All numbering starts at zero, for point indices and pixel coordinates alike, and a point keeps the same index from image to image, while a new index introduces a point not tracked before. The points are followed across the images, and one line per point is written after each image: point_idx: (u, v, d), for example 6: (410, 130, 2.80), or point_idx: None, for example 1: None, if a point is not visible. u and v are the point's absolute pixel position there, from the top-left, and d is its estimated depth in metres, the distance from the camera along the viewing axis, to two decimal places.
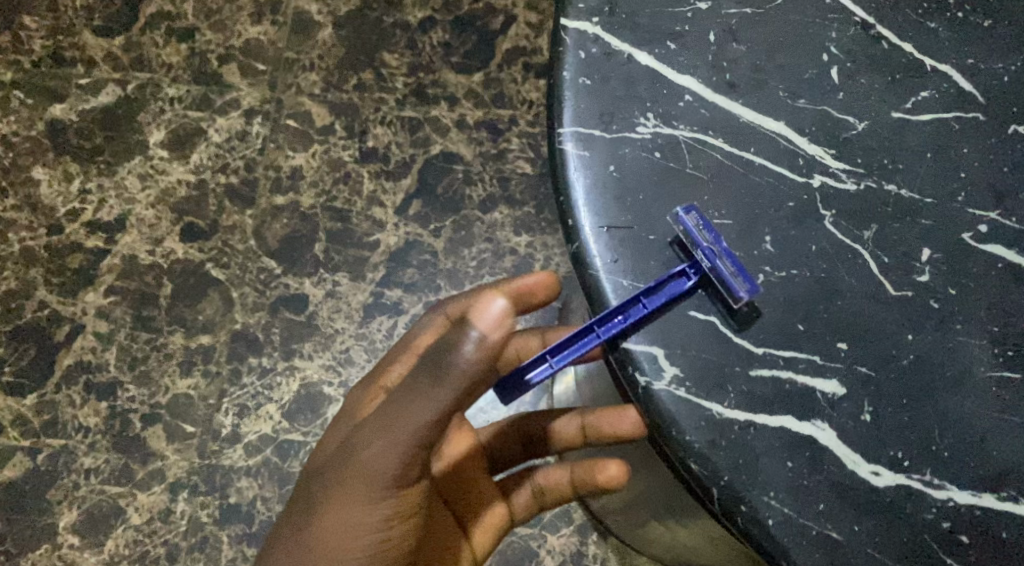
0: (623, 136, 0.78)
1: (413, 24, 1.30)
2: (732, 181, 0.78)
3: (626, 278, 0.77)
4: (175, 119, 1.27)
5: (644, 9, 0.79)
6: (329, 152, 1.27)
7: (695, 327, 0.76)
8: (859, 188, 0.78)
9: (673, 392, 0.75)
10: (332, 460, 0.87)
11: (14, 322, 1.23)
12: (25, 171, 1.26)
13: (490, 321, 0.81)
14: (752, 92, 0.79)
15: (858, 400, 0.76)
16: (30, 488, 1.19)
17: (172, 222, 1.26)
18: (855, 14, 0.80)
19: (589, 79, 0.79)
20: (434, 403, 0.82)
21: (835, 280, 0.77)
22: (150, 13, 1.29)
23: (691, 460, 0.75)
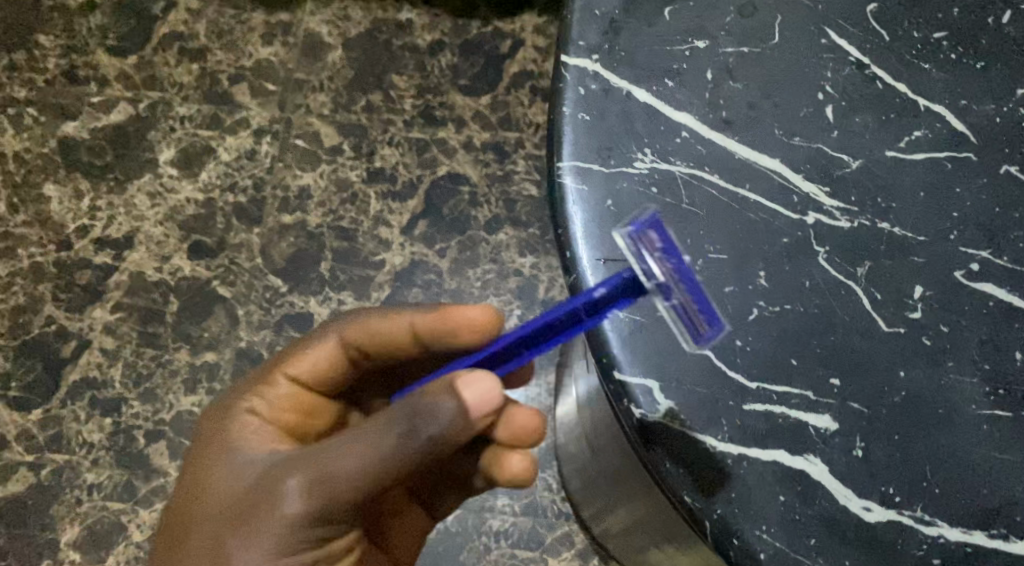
0: (621, 171, 0.76)
1: (422, 47, 1.31)
2: (727, 216, 0.76)
3: (623, 310, 0.74)
4: (185, 138, 1.28)
5: (644, 47, 0.78)
6: (337, 172, 1.28)
7: (689, 359, 0.74)
8: (852, 226, 0.76)
9: (666, 424, 0.73)
10: (236, 513, 0.82)
11: (22, 337, 1.25)
12: (36, 187, 1.27)
13: (470, 389, 0.78)
14: (748, 129, 0.77)
15: (851, 437, 0.74)
16: (33, 503, 1.21)
17: (180, 240, 1.27)
18: (849, 54, 0.78)
19: (587, 115, 0.77)
20: (376, 464, 0.79)
21: (828, 314, 0.75)
22: (163, 34, 1.30)
23: (685, 493, 0.73)
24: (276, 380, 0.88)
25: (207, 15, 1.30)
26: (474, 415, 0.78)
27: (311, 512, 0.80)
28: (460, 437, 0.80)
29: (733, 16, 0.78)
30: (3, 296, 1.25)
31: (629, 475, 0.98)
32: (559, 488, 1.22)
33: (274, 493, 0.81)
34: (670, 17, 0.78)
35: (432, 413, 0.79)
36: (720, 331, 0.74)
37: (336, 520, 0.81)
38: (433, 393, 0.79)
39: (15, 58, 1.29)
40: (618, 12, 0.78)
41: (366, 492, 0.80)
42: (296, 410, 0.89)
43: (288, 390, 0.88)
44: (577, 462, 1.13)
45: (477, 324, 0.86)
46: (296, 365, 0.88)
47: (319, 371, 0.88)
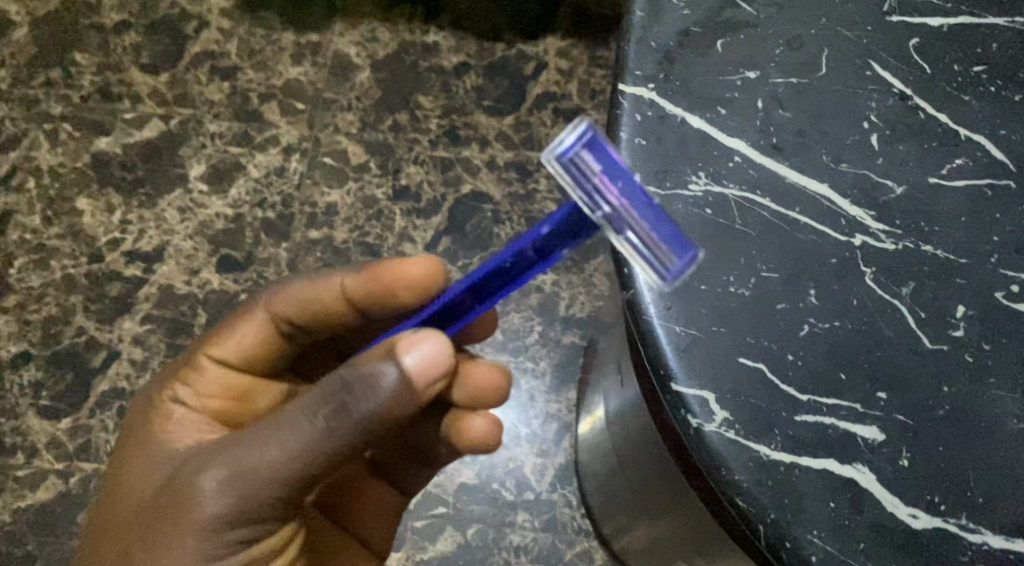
0: (676, 194, 0.77)
1: (448, 69, 1.33)
2: (778, 238, 0.77)
3: (678, 325, 0.75)
4: (216, 155, 1.31)
5: (696, 77, 0.79)
6: (363, 189, 1.31)
7: (742, 373, 0.75)
8: (897, 248, 0.77)
9: (722, 434, 0.74)
10: (162, 507, 0.88)
11: (52, 347, 1.27)
12: (69, 201, 1.29)
13: (412, 355, 0.84)
14: (799, 154, 0.78)
15: (897, 447, 0.75)
16: (61, 511, 1.23)
17: (209, 254, 1.29)
18: (894, 85, 0.79)
19: (644, 140, 0.78)
20: (300, 452, 0.84)
21: (875, 331, 0.76)
22: (195, 52, 1.33)
23: (739, 498, 0.73)
24: (204, 367, 0.97)
25: (238, 35, 1.33)
26: (413, 383, 0.84)
27: (231, 503, 0.85)
28: (394, 414, 0.85)
29: (782, 49, 0.79)
30: (36, 308, 1.27)
31: (656, 493, 0.98)
32: (579, 504, 1.24)
33: (196, 484, 0.86)
34: (722, 49, 0.79)
35: (365, 390, 0.84)
36: (773, 346, 0.75)
37: (262, 514, 0.86)
38: (365, 372, 0.84)
39: (50, 74, 1.31)
40: (674, 44, 0.79)
41: (290, 481, 0.85)
42: (228, 395, 0.97)
43: (216, 374, 0.97)
44: (602, 482, 1.13)
45: (418, 279, 0.93)
46: (225, 348, 0.97)
47: (247, 354, 0.97)
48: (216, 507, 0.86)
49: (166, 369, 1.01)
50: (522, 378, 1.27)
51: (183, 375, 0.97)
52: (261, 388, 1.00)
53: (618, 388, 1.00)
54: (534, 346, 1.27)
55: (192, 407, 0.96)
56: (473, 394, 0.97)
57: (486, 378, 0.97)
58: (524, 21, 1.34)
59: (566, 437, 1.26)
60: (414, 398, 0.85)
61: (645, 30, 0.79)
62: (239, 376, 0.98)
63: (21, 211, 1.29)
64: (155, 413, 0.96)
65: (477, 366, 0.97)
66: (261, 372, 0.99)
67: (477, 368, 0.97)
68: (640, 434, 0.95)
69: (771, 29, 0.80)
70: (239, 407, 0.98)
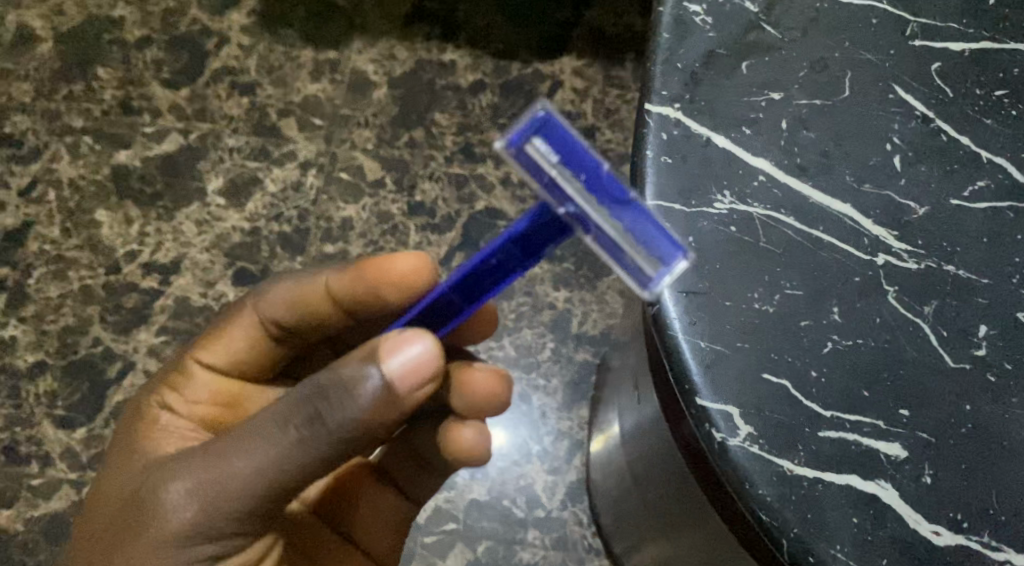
0: (700, 211, 0.76)
1: (464, 87, 1.34)
2: (802, 256, 0.76)
3: (703, 340, 0.74)
4: (233, 169, 1.32)
5: (722, 97, 0.78)
6: (378, 205, 1.31)
7: (766, 389, 0.74)
8: (920, 268, 0.76)
9: (747, 448, 0.73)
10: (133, 513, 0.87)
11: (69, 357, 1.27)
12: (88, 213, 1.30)
13: (396, 358, 0.83)
14: (822, 175, 0.77)
15: (920, 464, 0.74)
16: (73, 520, 1.23)
17: (225, 266, 1.30)
18: (915, 108, 0.78)
19: (670, 158, 0.77)
20: (275, 461, 0.83)
21: (897, 350, 0.75)
22: (215, 68, 1.34)
23: (762, 511, 0.72)
24: (192, 371, 0.99)
25: (258, 51, 1.35)
26: (395, 388, 0.83)
27: (203, 512, 0.85)
28: (373, 423, 0.83)
29: (806, 71, 0.78)
30: (54, 318, 1.28)
31: (671, 509, 0.96)
32: (590, 523, 1.24)
33: (168, 491, 0.85)
34: (747, 70, 0.78)
35: (344, 397, 0.83)
36: (797, 362, 0.74)
37: (235, 524, 0.86)
38: (343, 380, 0.83)
39: (73, 89, 1.33)
40: (699, 65, 0.78)
41: (262, 490, 0.84)
42: (216, 401, 0.99)
43: (205, 378, 0.99)
44: (616, 498, 1.13)
45: (402, 278, 0.94)
46: (215, 352, 0.99)
47: (235, 358, 0.99)
48: (188, 515, 0.85)
49: (156, 373, 1.01)
50: (533, 394, 1.28)
51: (173, 381, 0.98)
52: (250, 395, 1.00)
53: (634, 404, 0.99)
54: (546, 363, 1.28)
55: (179, 412, 0.97)
56: (470, 402, 0.96)
57: (484, 386, 0.96)
58: (543, 41, 1.35)
59: (577, 455, 1.26)
60: (394, 407, 0.84)
61: (671, 50, 0.78)
62: (227, 381, 0.99)
63: (41, 223, 1.30)
64: (139, 418, 0.97)
65: (477, 374, 0.96)
66: (252, 375, 1.00)
67: (477, 376, 0.96)
68: (656, 449, 0.93)
69: (796, 51, 0.79)
70: (228, 412, 0.99)
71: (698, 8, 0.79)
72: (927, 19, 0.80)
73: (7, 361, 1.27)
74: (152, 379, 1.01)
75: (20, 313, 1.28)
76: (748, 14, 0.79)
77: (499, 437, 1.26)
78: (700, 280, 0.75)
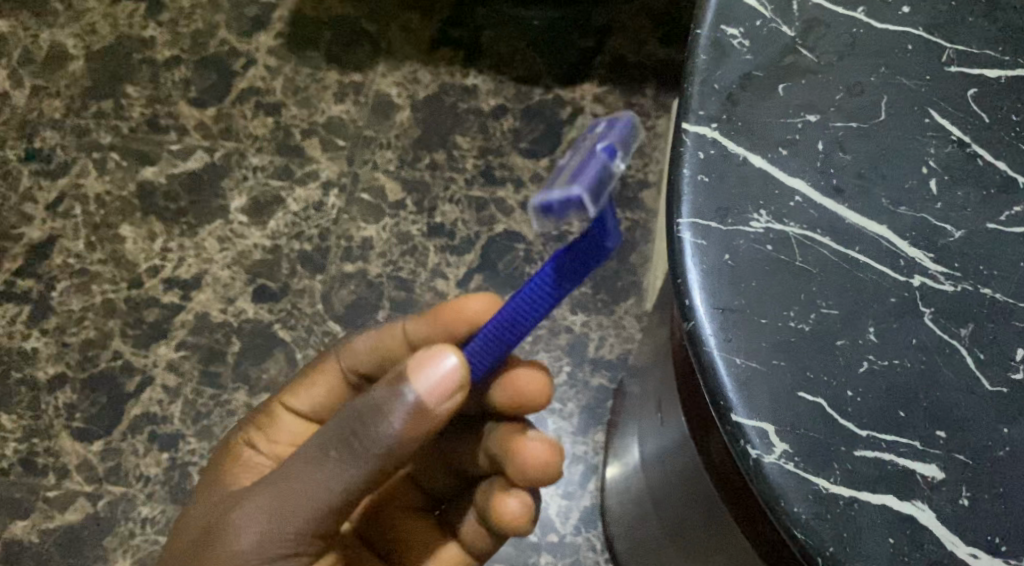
0: (737, 230, 0.74)
1: (486, 111, 1.34)
2: (839, 277, 0.73)
3: (739, 357, 0.72)
4: (257, 187, 1.32)
5: (759, 118, 0.76)
6: (399, 226, 1.30)
7: (802, 408, 0.71)
8: (956, 291, 0.74)
9: (781, 466, 0.70)
10: (201, 542, 0.88)
11: (89, 370, 1.27)
12: (113, 228, 1.31)
13: (423, 378, 0.83)
14: (858, 197, 0.75)
15: (958, 486, 0.71)
16: (88, 533, 1.22)
17: (245, 283, 1.29)
18: (952, 133, 0.76)
19: (707, 176, 0.74)
20: (322, 483, 0.84)
21: (933, 371, 0.72)
22: (241, 88, 1.35)
23: (797, 530, 0.70)
24: (280, 415, 1.00)
25: (284, 73, 1.36)
26: (423, 406, 0.83)
27: (260, 537, 0.85)
28: (410, 440, 0.83)
29: (843, 94, 0.76)
30: (76, 330, 1.28)
31: (694, 531, 0.96)
32: (604, 549, 1.23)
33: (230, 519, 0.86)
34: (784, 93, 0.76)
35: (376, 416, 0.83)
36: (833, 381, 0.72)
37: (290, 549, 0.86)
38: (376, 401, 0.83)
39: (102, 105, 1.34)
40: (735, 86, 0.76)
41: (314, 509, 0.84)
42: (296, 442, 1.00)
43: (290, 422, 1.00)
44: (633, 522, 1.12)
45: (474, 318, 0.93)
46: (301, 398, 1.00)
47: (318, 405, 1.00)
48: (247, 540, 0.85)
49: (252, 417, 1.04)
50: (548, 417, 1.27)
51: (261, 422, 1.00)
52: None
53: (656, 427, 0.99)
54: (562, 388, 1.27)
55: (261, 451, 0.99)
56: (521, 472, 0.93)
57: (535, 459, 0.93)
58: (565, 68, 1.35)
59: (592, 480, 1.25)
60: (425, 423, 0.83)
61: (709, 71, 0.76)
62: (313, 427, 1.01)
63: (67, 236, 1.30)
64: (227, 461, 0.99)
65: (531, 444, 0.93)
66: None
67: (532, 448, 0.93)
68: (682, 471, 0.93)
69: (834, 75, 0.76)
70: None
71: (735, 30, 0.77)
72: (964, 45, 0.77)
73: (27, 374, 1.26)
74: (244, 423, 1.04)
75: (42, 325, 1.28)
76: (785, 38, 0.77)
77: None
78: (737, 298, 0.72)
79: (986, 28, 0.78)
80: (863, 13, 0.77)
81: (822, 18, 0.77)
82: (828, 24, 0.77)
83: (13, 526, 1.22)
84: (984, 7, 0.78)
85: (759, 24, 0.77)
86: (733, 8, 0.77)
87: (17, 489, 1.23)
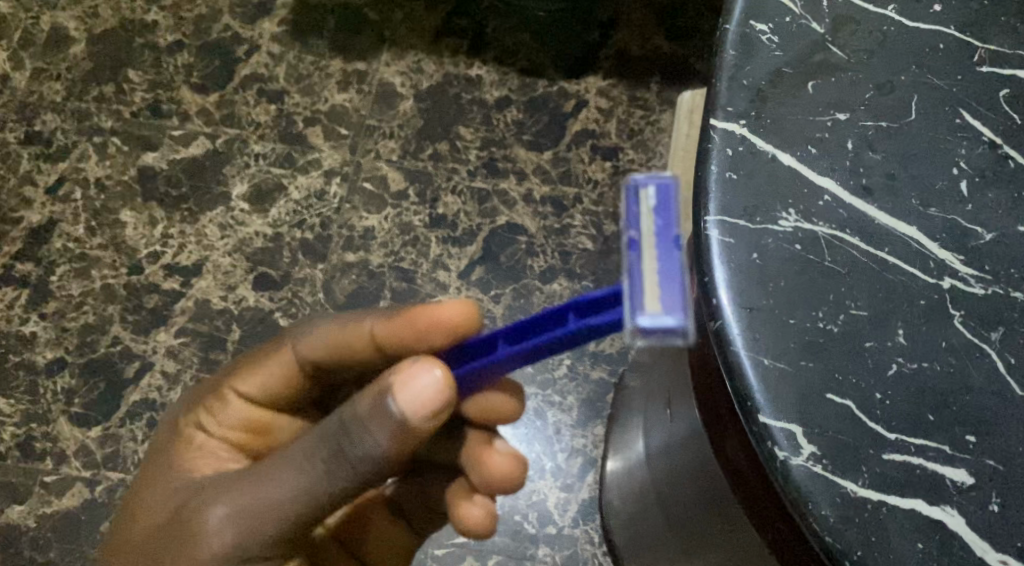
0: (765, 229, 0.74)
1: (490, 102, 1.32)
2: (867, 278, 0.73)
3: (766, 357, 0.72)
4: (258, 175, 1.30)
5: (788, 116, 0.76)
6: (401, 216, 1.29)
7: (830, 410, 0.72)
8: (987, 293, 0.74)
9: (809, 468, 0.71)
10: (171, 536, 0.88)
11: (87, 355, 1.25)
12: (114, 213, 1.29)
13: (407, 390, 0.82)
14: (887, 197, 0.75)
15: (988, 492, 0.71)
16: (86, 519, 1.20)
17: (246, 271, 1.27)
18: (982, 133, 0.76)
19: (735, 173, 0.75)
20: (304, 489, 0.84)
21: (963, 375, 0.72)
22: (244, 76, 1.33)
23: (824, 533, 0.70)
24: (228, 399, 0.96)
25: (287, 60, 1.34)
26: (409, 423, 0.82)
27: (240, 537, 0.85)
28: (398, 452, 0.84)
29: (873, 93, 0.76)
30: (75, 315, 1.26)
31: (703, 527, 0.95)
32: (602, 542, 1.20)
33: (205, 519, 0.86)
34: (812, 91, 0.76)
35: (364, 430, 0.83)
36: (861, 384, 0.72)
37: (265, 551, 0.86)
38: (364, 415, 0.83)
39: (103, 90, 1.33)
40: (765, 83, 0.76)
41: (298, 515, 0.85)
42: (251, 429, 0.97)
43: (236, 407, 0.96)
44: (633, 516, 1.12)
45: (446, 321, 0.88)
46: (251, 384, 0.96)
47: (268, 391, 0.96)
48: (224, 541, 0.85)
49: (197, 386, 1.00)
50: (548, 411, 1.24)
51: (208, 403, 0.96)
52: (279, 426, 0.98)
53: (665, 423, 0.99)
54: (562, 380, 1.25)
55: (213, 433, 0.96)
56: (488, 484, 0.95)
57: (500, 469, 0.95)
58: (570, 60, 1.33)
59: (590, 473, 1.22)
60: (409, 435, 0.83)
61: (737, 67, 0.77)
62: (258, 412, 0.97)
63: (67, 221, 1.29)
64: (173, 435, 0.96)
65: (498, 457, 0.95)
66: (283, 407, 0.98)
67: (494, 454, 0.95)
68: (693, 467, 0.93)
69: (864, 73, 0.76)
70: (257, 440, 0.97)
71: (765, 26, 0.77)
72: (997, 45, 0.77)
73: (26, 358, 1.25)
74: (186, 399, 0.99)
75: (41, 310, 1.27)
76: (814, 35, 0.77)
77: None
78: (766, 297, 0.73)
79: (1018, 29, 0.78)
80: (894, 12, 0.77)
81: (852, 16, 0.77)
82: (859, 21, 0.77)
83: (9, 510, 1.21)
84: (1015, 8, 0.78)
85: (789, 20, 0.77)
86: (762, 5, 0.78)
87: (15, 474, 1.22)
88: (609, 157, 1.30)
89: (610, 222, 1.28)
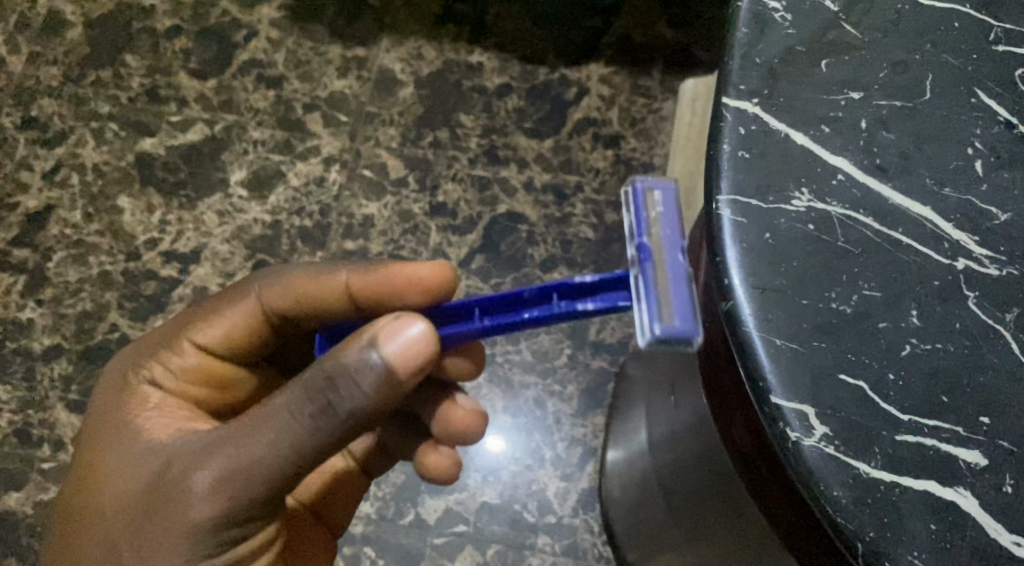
0: (778, 208, 0.74)
1: (490, 89, 1.30)
2: (880, 258, 0.74)
3: (778, 337, 0.72)
4: (257, 161, 1.28)
5: (800, 94, 0.76)
6: (401, 203, 1.27)
7: (842, 391, 0.72)
8: (1001, 275, 0.74)
9: (822, 449, 0.71)
10: (146, 508, 0.86)
11: (84, 342, 1.24)
12: (111, 199, 1.27)
13: (394, 343, 0.83)
14: (901, 177, 0.75)
15: (1001, 473, 0.72)
16: None
17: (244, 258, 1.26)
18: (998, 113, 0.76)
19: (747, 153, 0.75)
20: (285, 449, 0.84)
21: (977, 356, 0.73)
22: (242, 61, 1.30)
23: (837, 515, 0.70)
24: (184, 350, 0.95)
25: (287, 46, 1.31)
26: (397, 372, 0.83)
27: (229, 501, 0.85)
28: (381, 402, 0.84)
29: (887, 72, 0.76)
30: (72, 302, 1.25)
31: (704, 513, 0.95)
32: (602, 531, 1.20)
33: (185, 486, 0.85)
34: (826, 69, 0.76)
35: (351, 381, 0.83)
36: (874, 364, 0.72)
37: (248, 516, 0.86)
38: (351, 366, 0.83)
39: (100, 74, 1.30)
40: (778, 61, 0.76)
41: (286, 473, 0.85)
42: (207, 383, 0.95)
43: (196, 360, 0.95)
44: (636, 506, 1.10)
45: (420, 282, 0.92)
46: (209, 334, 0.95)
47: (229, 339, 0.95)
48: (207, 509, 0.85)
49: (141, 341, 0.97)
50: (548, 400, 1.23)
51: (162, 356, 0.95)
52: (237, 380, 0.98)
53: (668, 410, 0.98)
54: (562, 369, 1.23)
55: (167, 388, 0.94)
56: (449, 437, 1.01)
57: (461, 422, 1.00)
58: (571, 47, 1.31)
59: (591, 462, 1.21)
60: (396, 385, 0.84)
61: (750, 45, 0.77)
62: (217, 364, 0.96)
63: (63, 207, 1.27)
64: (124, 397, 0.93)
65: (457, 410, 1.01)
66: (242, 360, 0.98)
67: (456, 407, 1.01)
68: (694, 456, 0.93)
69: (878, 52, 0.77)
70: (215, 395, 0.96)
71: (778, 4, 0.77)
72: (1012, 24, 0.78)
73: (22, 345, 1.24)
74: (131, 351, 0.96)
75: (38, 296, 1.25)
76: (827, 13, 0.77)
77: (512, 443, 1.22)
78: (776, 277, 0.73)
79: None
80: None
81: None
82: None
83: (7, 497, 1.20)
84: None
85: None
86: None
87: (12, 461, 1.21)
88: (611, 145, 1.28)
89: (611, 211, 1.27)
